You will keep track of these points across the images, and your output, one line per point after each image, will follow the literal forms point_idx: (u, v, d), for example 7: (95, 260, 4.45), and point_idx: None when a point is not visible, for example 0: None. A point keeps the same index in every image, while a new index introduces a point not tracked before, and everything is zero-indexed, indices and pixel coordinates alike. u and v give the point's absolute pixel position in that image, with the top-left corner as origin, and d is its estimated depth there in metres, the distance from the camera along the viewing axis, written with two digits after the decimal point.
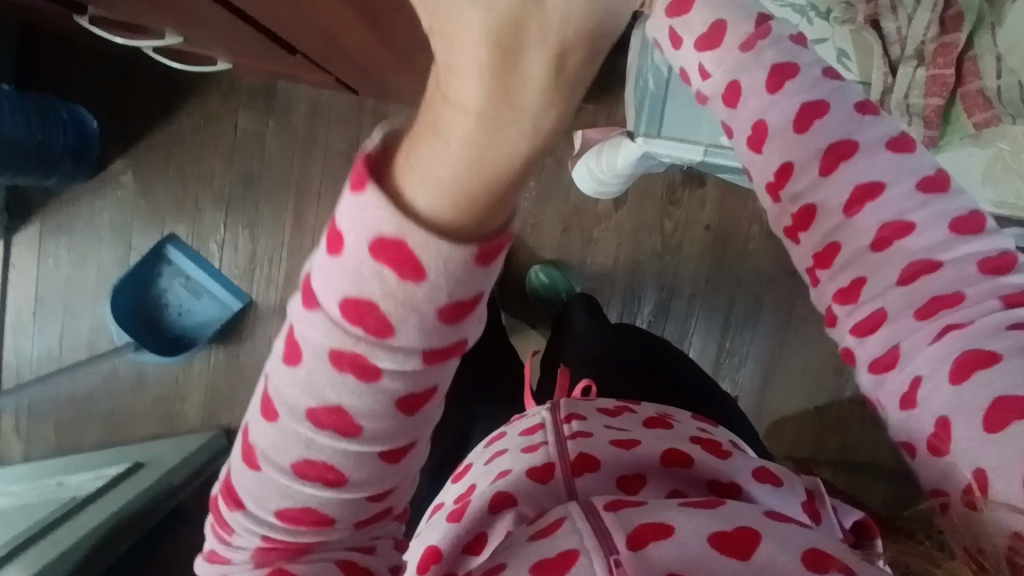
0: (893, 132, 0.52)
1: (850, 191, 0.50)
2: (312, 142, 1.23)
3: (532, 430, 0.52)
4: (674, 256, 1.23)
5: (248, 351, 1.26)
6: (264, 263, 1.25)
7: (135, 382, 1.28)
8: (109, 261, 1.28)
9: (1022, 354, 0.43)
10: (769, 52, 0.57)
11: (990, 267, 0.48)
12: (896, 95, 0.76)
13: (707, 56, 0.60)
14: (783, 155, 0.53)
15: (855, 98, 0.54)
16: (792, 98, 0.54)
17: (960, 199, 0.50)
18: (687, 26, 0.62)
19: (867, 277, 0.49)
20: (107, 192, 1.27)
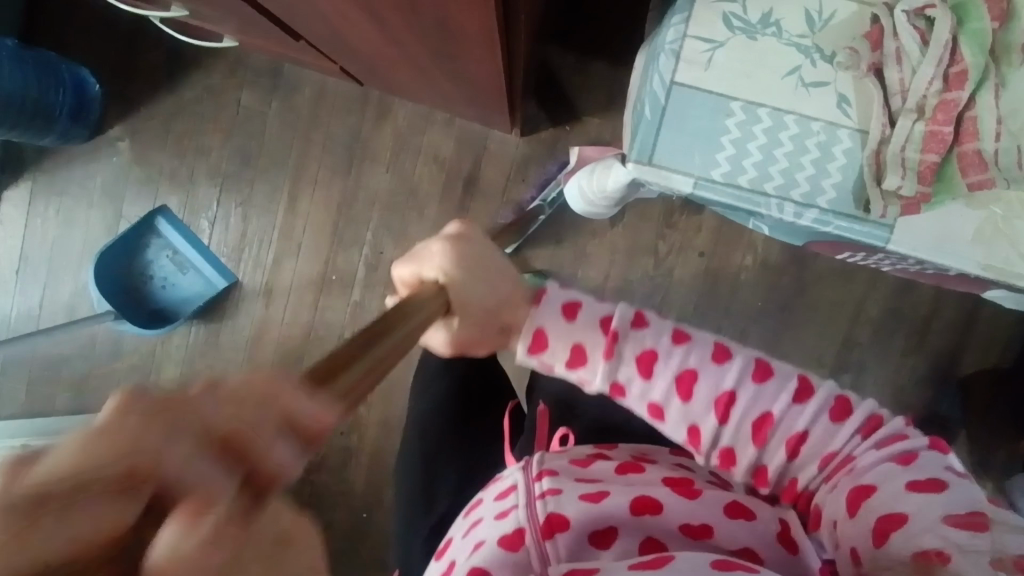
0: (749, 363, 0.51)
1: (748, 428, 0.51)
2: (314, 129, 1.22)
3: (504, 493, 0.52)
4: (664, 280, 1.23)
5: (228, 331, 1.25)
6: (254, 245, 1.24)
7: (111, 351, 1.27)
8: (97, 226, 1.26)
9: (891, 479, 0.47)
10: (627, 342, 0.53)
11: (868, 430, 0.50)
12: (892, 147, 0.62)
13: (580, 373, 0.55)
14: (684, 422, 0.52)
15: (708, 345, 0.52)
16: (662, 374, 0.52)
17: (822, 383, 0.52)
18: (552, 355, 0.54)
19: (795, 477, 0.51)
20: (102, 157, 1.25)
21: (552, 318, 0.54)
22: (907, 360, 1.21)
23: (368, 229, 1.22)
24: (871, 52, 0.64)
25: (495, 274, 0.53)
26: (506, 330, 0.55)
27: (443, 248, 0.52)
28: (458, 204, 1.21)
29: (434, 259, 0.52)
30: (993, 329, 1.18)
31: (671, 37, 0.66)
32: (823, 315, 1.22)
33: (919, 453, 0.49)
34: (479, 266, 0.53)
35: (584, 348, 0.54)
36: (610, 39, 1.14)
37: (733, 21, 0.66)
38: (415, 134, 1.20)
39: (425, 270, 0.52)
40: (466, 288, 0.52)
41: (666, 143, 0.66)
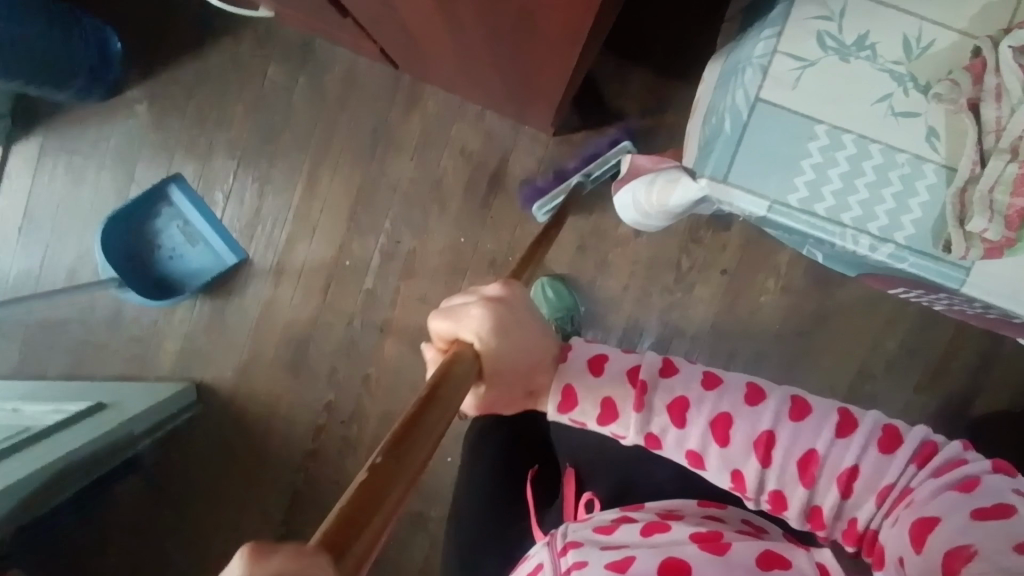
0: (783, 401, 0.49)
1: (793, 467, 0.47)
2: (340, 109, 1.19)
3: (532, 575, 0.50)
4: (684, 295, 1.20)
5: (234, 309, 1.21)
6: (268, 223, 1.21)
7: (112, 319, 1.23)
8: (107, 189, 1.22)
9: (954, 508, 0.42)
10: (658, 391, 0.51)
11: (921, 459, 0.46)
12: (981, 186, 0.52)
13: (613, 429, 0.53)
14: (727, 467, 0.49)
15: (739, 386, 0.51)
16: (696, 423, 0.50)
17: (865, 414, 0.48)
18: (583, 414, 0.53)
19: (856, 517, 0.47)
20: (119, 118, 1.21)
21: (580, 370, 0.53)
22: (921, 397, 1.19)
23: (387, 217, 1.19)
24: (972, 86, 0.53)
25: (530, 344, 0.49)
26: (530, 394, 0.53)
27: (483, 314, 0.47)
28: (482, 199, 1.18)
29: (468, 324, 0.47)
30: (1008, 373, 1.17)
31: (760, 50, 0.57)
32: (841, 344, 1.20)
33: (980, 478, 0.44)
34: (515, 332, 0.48)
35: (614, 402, 0.52)
36: (654, 46, 1.13)
37: (826, 41, 0.55)
38: (444, 124, 1.17)
39: (457, 328, 0.48)
40: (497, 355, 0.48)
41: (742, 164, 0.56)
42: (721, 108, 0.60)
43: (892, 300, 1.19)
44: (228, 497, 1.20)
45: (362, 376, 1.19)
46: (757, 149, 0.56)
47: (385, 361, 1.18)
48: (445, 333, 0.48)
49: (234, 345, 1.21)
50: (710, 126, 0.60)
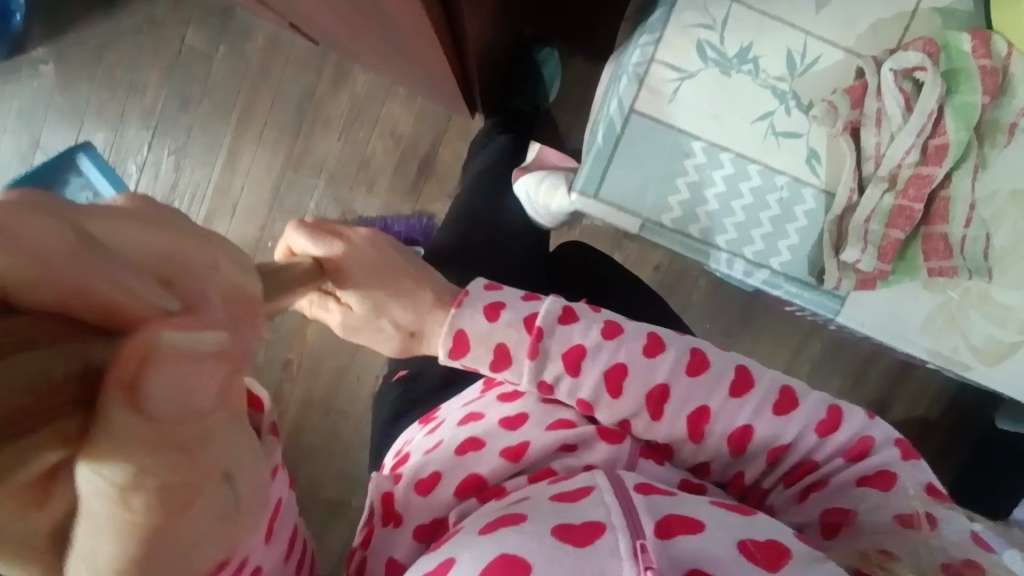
0: (683, 354, 0.48)
1: (684, 423, 0.48)
2: (263, 81, 1.13)
3: None
4: None
5: None
6: (184, 197, 1.15)
7: None
8: (9, 154, 1.14)
9: (875, 511, 0.46)
10: (552, 338, 0.48)
11: (825, 429, 0.48)
12: (857, 216, 0.64)
13: (506, 375, 0.49)
14: (616, 417, 0.49)
15: (640, 337, 0.48)
16: (591, 371, 0.48)
17: (763, 377, 0.48)
18: (476, 359, 0.49)
19: (743, 471, 0.50)
20: (21, 77, 1.13)
21: (472, 318, 0.49)
22: (842, 400, 1.20)
23: (312, 197, 1.14)
24: (850, 109, 0.63)
25: (393, 277, 0.51)
26: (411, 337, 0.51)
27: (343, 244, 0.49)
28: (411, 182, 1.14)
29: (331, 242, 0.49)
30: (929, 379, 1.19)
31: (637, 59, 0.65)
32: (768, 346, 1.20)
33: (895, 475, 0.47)
34: (368, 253, 0.50)
35: (509, 348, 0.49)
36: (592, 31, 1.09)
37: (707, 52, 0.65)
38: (372, 102, 1.12)
39: (311, 244, 0.48)
40: (359, 273, 0.50)
41: (618, 173, 0.67)
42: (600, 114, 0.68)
43: None
44: None
45: None
46: (629, 161, 0.66)
47: None
48: (295, 245, 0.49)
49: None
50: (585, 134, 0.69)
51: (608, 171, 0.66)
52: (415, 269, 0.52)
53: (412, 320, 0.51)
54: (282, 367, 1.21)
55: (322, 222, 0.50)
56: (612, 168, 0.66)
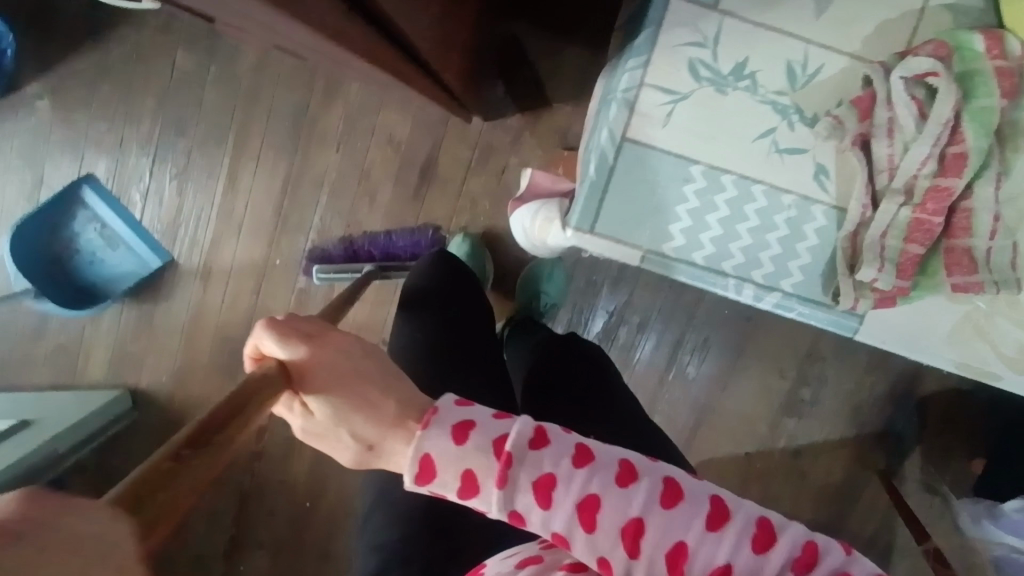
0: (656, 483, 0.46)
1: (662, 559, 0.44)
2: (256, 99, 1.11)
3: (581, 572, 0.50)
4: (631, 283, 1.18)
5: (161, 313, 1.18)
6: (189, 222, 1.15)
7: (35, 328, 1.20)
8: (15, 193, 1.15)
9: None
10: (521, 469, 0.45)
11: (801, 567, 0.44)
12: (871, 233, 0.60)
13: (474, 503, 0.47)
14: (592, 553, 0.46)
15: (614, 462, 0.46)
16: (563, 503, 0.45)
17: (739, 506, 0.45)
18: (442, 486, 0.47)
19: None
20: (18, 115, 1.13)
21: (440, 442, 0.46)
22: (869, 376, 1.21)
23: (315, 212, 1.13)
24: (857, 123, 0.59)
25: (355, 381, 0.48)
26: (369, 448, 0.48)
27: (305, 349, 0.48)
28: (413, 190, 1.12)
29: (295, 344, 0.48)
30: None
31: (625, 84, 0.62)
32: (787, 327, 1.19)
33: None
34: (335, 357, 0.48)
35: (476, 474, 0.46)
36: (585, 19, 1.05)
37: (700, 70, 0.61)
38: (367, 112, 1.10)
39: (279, 347, 0.48)
40: (317, 375, 0.48)
41: (612, 208, 0.64)
42: (592, 141, 0.66)
43: None
44: None
45: None
46: (623, 194, 0.63)
47: None
48: (264, 347, 0.49)
49: (164, 352, 1.19)
50: (580, 161, 0.67)
51: (603, 203, 0.63)
52: (381, 375, 0.49)
53: (372, 432, 0.48)
54: None
55: (292, 321, 0.50)
56: (607, 202, 0.63)
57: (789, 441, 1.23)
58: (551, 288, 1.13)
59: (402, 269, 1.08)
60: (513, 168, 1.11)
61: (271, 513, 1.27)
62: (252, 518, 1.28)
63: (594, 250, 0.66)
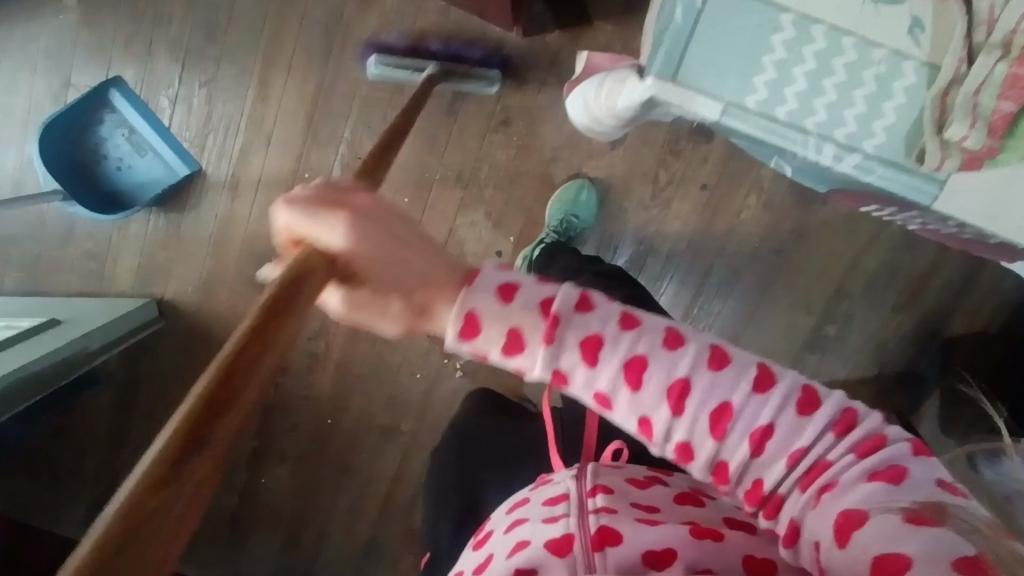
0: (704, 348, 0.44)
1: (704, 418, 0.42)
2: (290, 5, 1.09)
3: (556, 500, 0.57)
4: (661, 211, 1.15)
5: (189, 223, 1.18)
6: (218, 131, 1.14)
7: (63, 234, 1.21)
8: (42, 94, 1.13)
9: (895, 504, 0.38)
10: (569, 328, 0.44)
11: (841, 429, 0.42)
12: (963, 89, 0.59)
13: (517, 362, 0.45)
14: (634, 413, 0.44)
15: (660, 327, 0.45)
16: (608, 362, 0.44)
17: (784, 372, 0.44)
18: (484, 343, 0.44)
19: (762, 480, 0.42)
20: (45, 13, 1.11)
21: (485, 300, 0.44)
22: (895, 315, 1.21)
23: (346, 125, 1.12)
24: None
25: (399, 254, 0.42)
26: (421, 314, 0.44)
27: (351, 220, 0.39)
28: (449, 104, 1.11)
29: (325, 224, 0.39)
30: (988, 297, 1.19)
31: None
32: (818, 262, 1.18)
33: (908, 470, 0.40)
34: (377, 232, 0.40)
35: (521, 332, 0.44)
36: None
37: None
38: (403, 22, 1.08)
39: (315, 220, 0.39)
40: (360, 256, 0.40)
41: (694, 59, 0.63)
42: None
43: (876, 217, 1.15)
44: None
45: None
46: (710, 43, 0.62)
47: None
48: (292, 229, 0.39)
49: (191, 259, 1.20)
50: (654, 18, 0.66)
51: (688, 51, 0.62)
52: (420, 247, 0.43)
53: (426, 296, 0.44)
54: None
55: (316, 187, 0.41)
56: (690, 52, 0.62)
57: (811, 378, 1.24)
58: (582, 211, 1.11)
59: (467, 77, 1.07)
60: (550, 87, 1.09)
61: (295, 427, 1.30)
62: (275, 432, 1.31)
63: (672, 100, 0.65)
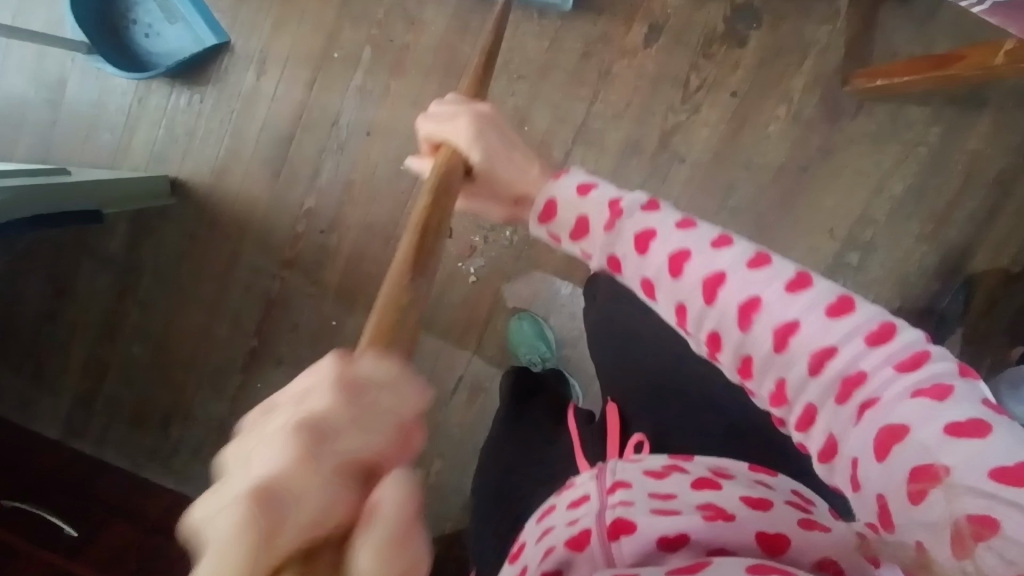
0: (746, 251, 0.50)
1: (733, 311, 0.49)
2: None
3: (577, 502, 0.52)
4: (689, 116, 1.14)
5: (211, 98, 1.17)
6: (252, 4, 1.13)
7: (82, 101, 1.19)
8: None
9: (923, 424, 0.41)
10: (628, 222, 0.55)
11: (876, 340, 0.45)
12: None
13: (583, 246, 0.58)
14: (674, 299, 0.52)
15: (710, 234, 0.51)
16: (657, 251, 0.53)
17: (824, 281, 0.48)
18: (559, 225, 0.59)
19: (785, 379, 0.47)
20: None
21: (566, 191, 0.58)
22: (920, 246, 1.18)
23: (380, 6, 1.12)
24: None
25: (508, 144, 0.60)
26: (516, 204, 0.62)
27: (469, 120, 0.59)
28: None
29: (455, 126, 0.59)
30: (1015, 230, 1.16)
31: None
32: (846, 181, 1.16)
33: (950, 386, 0.42)
34: (498, 145, 0.59)
35: (587, 219, 0.57)
36: None
37: None
38: None
39: (444, 127, 0.59)
40: (487, 168, 0.59)
41: None
42: None
43: (904, 140, 1.15)
44: (211, 278, 1.24)
45: (342, 183, 1.17)
46: None
47: (369, 166, 1.16)
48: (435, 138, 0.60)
49: (209, 138, 1.18)
50: None
51: None
52: (517, 148, 0.60)
53: (519, 188, 0.61)
54: (343, 190, 1.17)
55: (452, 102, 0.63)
56: None
57: None
58: None
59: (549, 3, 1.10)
60: None
61: (295, 328, 1.22)
62: (276, 333, 1.23)
63: None
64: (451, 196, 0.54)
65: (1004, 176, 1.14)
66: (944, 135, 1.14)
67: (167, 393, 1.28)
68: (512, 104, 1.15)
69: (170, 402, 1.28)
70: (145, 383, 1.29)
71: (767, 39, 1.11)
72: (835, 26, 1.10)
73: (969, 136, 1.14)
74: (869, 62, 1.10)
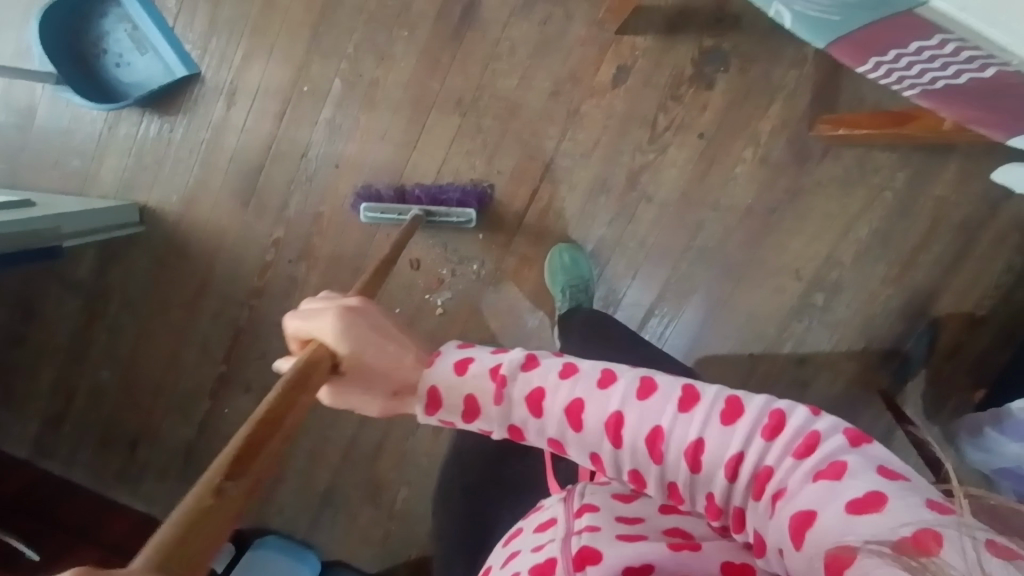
0: (633, 381, 0.49)
1: (641, 444, 0.47)
2: None
3: (544, 526, 0.50)
4: (656, 157, 1.15)
5: (180, 127, 1.17)
6: (222, 36, 1.13)
7: (52, 128, 1.19)
8: None
9: (830, 501, 0.39)
10: (517, 384, 0.52)
11: (770, 432, 0.44)
12: None
13: (478, 425, 0.53)
14: (586, 451, 0.50)
15: (596, 370, 0.51)
16: (553, 408, 0.50)
17: (709, 389, 0.48)
18: (449, 412, 0.53)
19: (712, 494, 0.45)
20: None
21: (443, 372, 0.53)
22: (885, 289, 1.18)
23: (350, 41, 1.12)
24: None
25: (380, 337, 0.53)
26: (395, 395, 0.54)
27: (336, 315, 0.52)
28: (453, 28, 1.12)
29: (319, 321, 0.52)
30: (978, 276, 1.16)
31: None
32: (813, 224, 1.16)
33: (845, 461, 0.41)
34: (370, 338, 0.53)
35: (476, 398, 0.52)
36: None
37: None
38: None
39: (308, 325, 0.53)
40: (360, 360, 0.53)
41: None
42: None
43: (872, 184, 1.15)
44: (180, 304, 1.24)
45: (311, 215, 1.18)
46: None
47: (337, 199, 1.17)
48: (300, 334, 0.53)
49: (178, 166, 1.18)
50: None
51: None
52: (393, 336, 0.54)
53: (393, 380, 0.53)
54: (312, 222, 1.18)
55: (325, 299, 0.57)
56: None
57: (795, 347, 1.21)
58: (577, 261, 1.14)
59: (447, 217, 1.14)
60: (557, 19, 1.11)
61: (263, 356, 1.23)
62: (243, 360, 1.24)
63: None
64: (309, 394, 0.49)
65: (970, 223, 1.15)
66: (911, 181, 1.14)
67: (136, 418, 1.29)
68: (480, 140, 1.15)
69: (138, 426, 1.29)
70: (113, 407, 1.29)
71: (736, 82, 1.11)
72: (803, 70, 1.10)
73: (935, 182, 1.14)
74: (836, 108, 1.10)
